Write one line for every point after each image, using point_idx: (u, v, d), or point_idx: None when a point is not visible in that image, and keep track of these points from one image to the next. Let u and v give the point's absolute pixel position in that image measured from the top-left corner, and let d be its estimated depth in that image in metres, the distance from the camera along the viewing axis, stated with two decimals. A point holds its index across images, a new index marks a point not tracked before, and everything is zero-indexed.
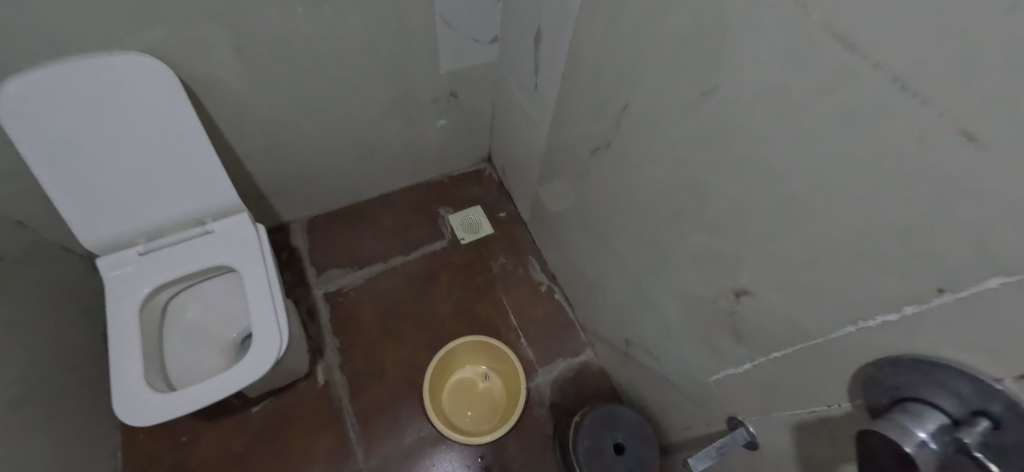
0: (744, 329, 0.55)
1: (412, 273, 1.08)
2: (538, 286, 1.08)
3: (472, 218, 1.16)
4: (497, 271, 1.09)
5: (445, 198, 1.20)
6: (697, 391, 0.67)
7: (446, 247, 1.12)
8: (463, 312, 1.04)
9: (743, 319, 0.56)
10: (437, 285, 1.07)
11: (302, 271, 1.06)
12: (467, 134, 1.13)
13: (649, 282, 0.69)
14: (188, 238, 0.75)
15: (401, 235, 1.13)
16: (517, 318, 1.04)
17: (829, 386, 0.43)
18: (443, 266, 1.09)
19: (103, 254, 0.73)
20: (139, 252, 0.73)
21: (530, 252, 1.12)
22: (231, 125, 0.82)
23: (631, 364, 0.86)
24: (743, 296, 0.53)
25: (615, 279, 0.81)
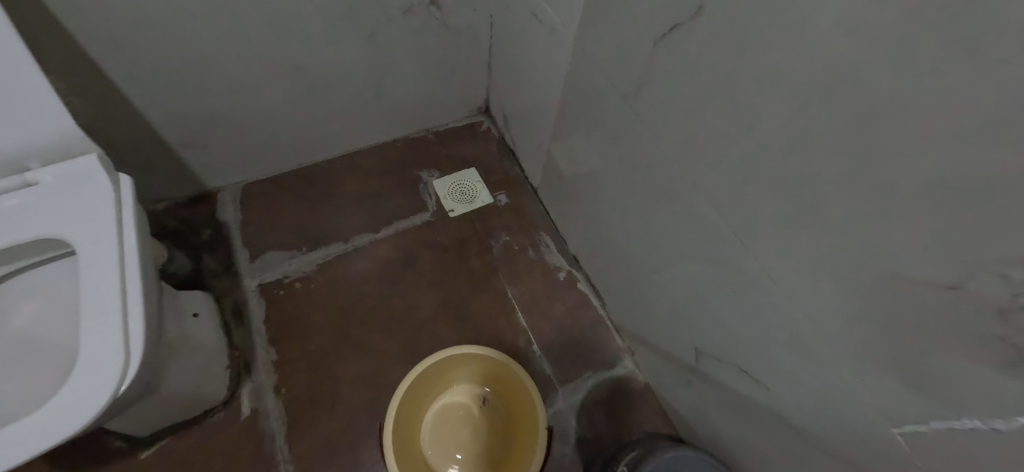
0: (955, 368, 0.25)
1: (382, 256, 0.79)
2: (553, 272, 0.79)
3: (465, 184, 0.87)
4: (498, 252, 0.80)
5: (429, 158, 0.90)
6: (845, 444, 0.39)
7: (429, 222, 0.83)
8: (452, 308, 0.75)
9: (936, 346, 0.26)
10: (416, 272, 0.78)
11: (230, 254, 0.77)
12: (455, 69, 0.84)
13: (752, 257, 0.41)
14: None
15: (369, 206, 0.84)
16: (525, 317, 0.75)
17: None
18: (424, 246, 0.80)
19: None
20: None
21: (542, 228, 0.84)
22: (80, 21, 0.53)
23: (698, 386, 0.57)
24: (958, 297, 0.23)
25: (680, 256, 0.52)
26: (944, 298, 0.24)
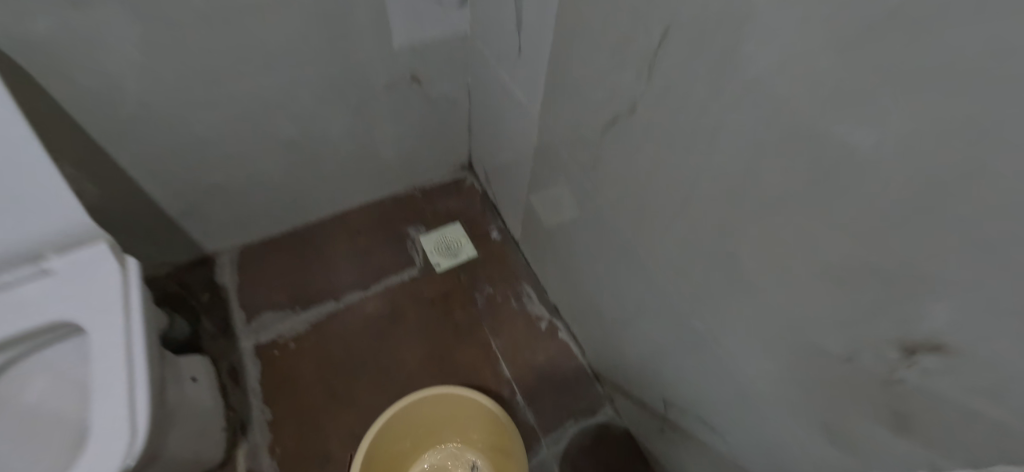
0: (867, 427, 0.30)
1: (372, 313, 0.83)
2: (535, 321, 0.83)
3: (450, 238, 0.92)
4: (482, 303, 0.85)
5: (416, 214, 0.96)
6: None
7: (416, 277, 0.88)
8: (439, 361, 0.79)
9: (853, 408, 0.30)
10: (404, 326, 0.82)
11: (227, 317, 0.81)
12: (437, 132, 0.90)
13: (699, 317, 0.45)
14: (12, 281, 0.51)
15: (359, 263, 0.89)
16: (509, 366, 0.79)
17: None
18: (411, 301, 0.85)
19: None
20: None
21: (524, 278, 0.88)
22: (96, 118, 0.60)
23: (671, 433, 0.60)
24: (857, 367, 0.28)
25: (643, 312, 0.56)
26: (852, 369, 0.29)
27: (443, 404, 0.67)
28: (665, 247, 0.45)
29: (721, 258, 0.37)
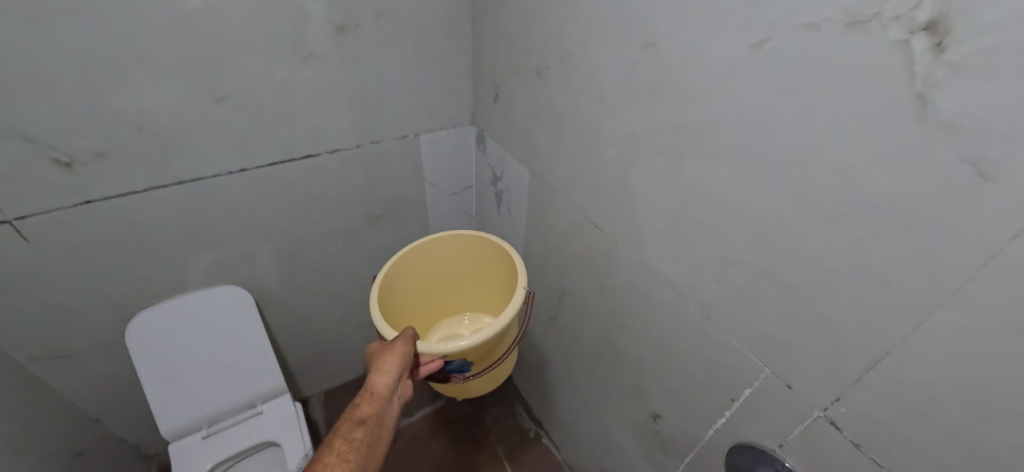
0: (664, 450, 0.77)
1: (416, 432, 1.25)
2: (526, 431, 1.25)
3: None
4: (490, 420, 1.27)
5: None
6: None
7: (444, 405, 1.31)
8: (464, 463, 1.19)
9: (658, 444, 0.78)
10: (438, 440, 1.23)
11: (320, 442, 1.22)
12: None
13: (606, 411, 0.91)
14: (242, 419, 1.00)
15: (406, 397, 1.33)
16: (510, 464, 1.19)
17: (713, 467, 0.66)
18: (442, 423, 1.27)
19: (174, 440, 0.95)
20: (206, 432, 0.97)
21: (517, 401, 1.32)
22: (281, 319, 1.12)
23: None
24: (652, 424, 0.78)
25: (584, 413, 1.01)
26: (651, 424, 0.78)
27: (475, 246, 0.81)
28: (587, 375, 0.94)
29: (606, 379, 0.87)
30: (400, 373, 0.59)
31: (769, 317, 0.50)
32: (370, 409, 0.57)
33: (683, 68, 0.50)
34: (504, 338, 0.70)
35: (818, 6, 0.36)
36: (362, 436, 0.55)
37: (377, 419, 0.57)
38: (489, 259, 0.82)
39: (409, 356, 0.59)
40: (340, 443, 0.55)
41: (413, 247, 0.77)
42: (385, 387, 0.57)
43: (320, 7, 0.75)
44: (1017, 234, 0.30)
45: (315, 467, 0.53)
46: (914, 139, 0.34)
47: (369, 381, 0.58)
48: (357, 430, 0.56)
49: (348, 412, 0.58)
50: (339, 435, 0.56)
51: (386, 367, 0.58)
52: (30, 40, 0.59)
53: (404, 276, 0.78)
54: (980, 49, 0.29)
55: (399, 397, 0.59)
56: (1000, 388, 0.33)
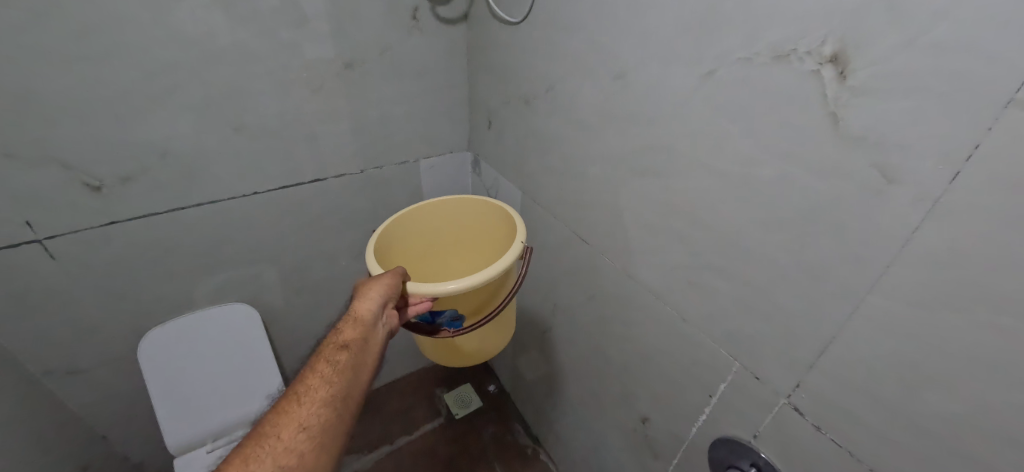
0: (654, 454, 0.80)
1: (415, 449, 1.26)
2: (524, 448, 1.26)
3: (464, 394, 1.40)
4: (488, 438, 1.29)
5: (440, 379, 1.46)
6: None
7: (442, 423, 1.33)
8: None
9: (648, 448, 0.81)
10: (437, 457, 1.25)
11: None
12: None
13: (598, 420, 0.94)
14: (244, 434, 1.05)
15: (404, 416, 1.34)
16: None
17: (699, 465, 0.69)
18: (440, 441, 1.28)
19: (178, 454, 1.00)
20: (208, 448, 1.01)
21: (514, 418, 1.34)
22: (285, 337, 1.16)
23: None
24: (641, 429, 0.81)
25: (579, 425, 1.04)
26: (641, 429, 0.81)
27: (472, 216, 0.79)
28: (579, 385, 0.98)
29: (597, 388, 0.90)
30: (385, 300, 0.56)
31: (735, 314, 0.55)
32: (354, 332, 0.53)
33: (649, 94, 0.58)
34: (498, 295, 0.67)
35: (751, 44, 0.44)
36: (344, 359, 0.51)
37: (361, 343, 0.53)
38: (486, 228, 0.78)
39: (395, 286, 0.57)
40: (322, 365, 0.51)
41: (409, 213, 0.74)
42: (369, 311, 0.54)
43: (331, 46, 0.84)
44: (918, 225, 0.37)
45: (297, 386, 0.50)
46: (831, 151, 0.41)
47: (353, 306, 0.55)
48: (340, 353, 0.52)
49: (331, 337, 0.54)
50: (321, 357, 0.52)
51: (370, 294, 0.55)
52: (76, 76, 0.67)
53: (400, 243, 0.74)
54: (871, 77, 0.37)
55: (385, 323, 0.55)
56: (921, 357, 0.39)
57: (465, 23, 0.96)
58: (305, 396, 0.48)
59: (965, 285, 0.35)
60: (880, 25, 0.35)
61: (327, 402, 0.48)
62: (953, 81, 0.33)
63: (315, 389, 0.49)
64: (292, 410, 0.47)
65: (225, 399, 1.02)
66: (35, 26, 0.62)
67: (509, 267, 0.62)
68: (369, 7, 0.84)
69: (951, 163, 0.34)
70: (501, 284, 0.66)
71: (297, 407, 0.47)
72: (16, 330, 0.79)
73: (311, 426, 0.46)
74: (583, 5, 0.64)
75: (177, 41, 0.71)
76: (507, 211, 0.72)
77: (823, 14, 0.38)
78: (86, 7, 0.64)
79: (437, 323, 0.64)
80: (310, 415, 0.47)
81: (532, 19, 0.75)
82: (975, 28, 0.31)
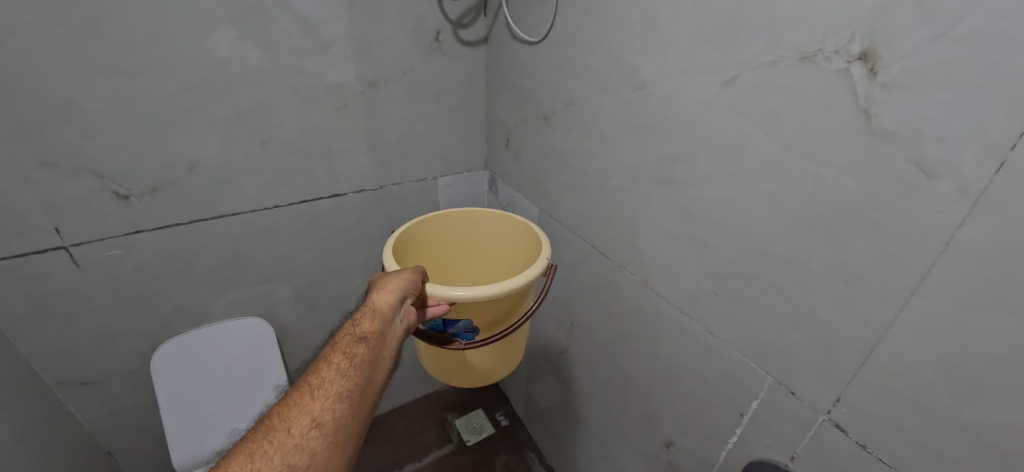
0: None
1: None
2: None
3: (475, 421, 1.36)
4: (500, 467, 1.23)
5: (451, 405, 1.42)
6: None
7: (452, 450, 1.28)
8: None
9: None
10: None
11: None
12: None
13: (619, 448, 0.90)
14: None
15: (414, 442, 1.30)
16: None
17: None
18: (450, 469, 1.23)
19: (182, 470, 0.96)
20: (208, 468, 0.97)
21: (527, 447, 1.28)
22: (297, 354, 1.15)
23: None
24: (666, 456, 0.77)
25: (597, 452, 0.99)
26: (666, 456, 0.77)
27: (490, 227, 0.79)
28: (597, 409, 0.94)
29: (617, 410, 0.87)
30: (404, 295, 0.55)
31: (768, 325, 0.53)
32: (372, 325, 0.52)
33: (670, 103, 0.58)
34: (516, 311, 0.66)
35: (775, 47, 0.45)
36: (361, 352, 0.50)
37: (378, 337, 0.52)
38: (504, 241, 0.78)
39: (414, 281, 0.57)
40: (338, 357, 0.50)
41: (429, 218, 0.74)
42: (388, 304, 0.53)
43: (355, 66, 0.87)
44: (961, 221, 0.35)
45: (310, 378, 0.48)
46: (864, 148, 0.40)
47: (371, 299, 0.54)
48: (357, 346, 0.51)
49: (347, 329, 0.53)
50: (336, 349, 0.51)
51: (390, 287, 0.55)
52: (114, 89, 0.70)
53: (417, 248, 0.73)
54: (903, 71, 0.37)
55: (403, 319, 0.55)
56: (976, 363, 0.37)
57: (484, 46, 0.99)
58: (320, 390, 0.47)
59: (1016, 284, 0.33)
60: (908, 19, 0.35)
61: (342, 398, 0.47)
62: (986, 72, 0.32)
63: (330, 383, 0.47)
64: (305, 403, 0.46)
65: (231, 414, 1.00)
66: (82, 42, 0.66)
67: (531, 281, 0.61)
68: (394, 30, 0.88)
69: (993, 154, 0.33)
70: (520, 300, 0.65)
71: (310, 400, 0.46)
72: (33, 338, 0.79)
73: (324, 422, 0.44)
74: (602, 21, 0.66)
75: (212, 58, 0.75)
76: (532, 226, 0.71)
77: (849, 13, 0.39)
78: (129, 24, 0.67)
79: (448, 333, 0.63)
80: (323, 410, 0.45)
81: (551, 38, 0.77)
82: (1007, 17, 0.31)
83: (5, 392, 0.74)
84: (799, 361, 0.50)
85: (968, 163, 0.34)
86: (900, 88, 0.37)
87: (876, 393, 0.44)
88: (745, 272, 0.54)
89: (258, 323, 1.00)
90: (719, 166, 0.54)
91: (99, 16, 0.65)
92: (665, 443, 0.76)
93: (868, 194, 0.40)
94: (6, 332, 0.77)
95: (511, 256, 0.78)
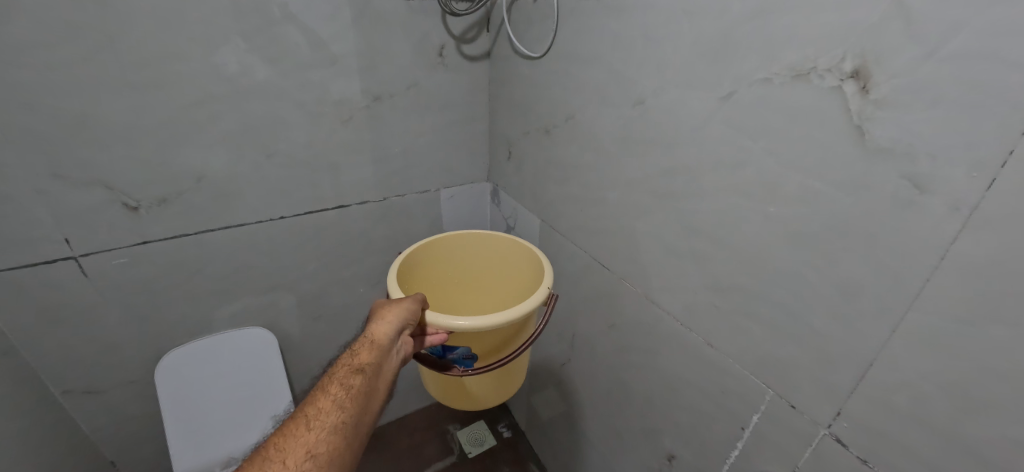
0: None
1: None
2: None
3: (477, 432, 1.35)
4: None
5: (453, 416, 1.41)
6: None
7: (454, 462, 1.27)
8: None
9: None
10: None
11: None
12: None
13: (621, 460, 0.89)
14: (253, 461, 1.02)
15: (416, 454, 1.30)
16: None
17: None
18: None
19: None
20: None
21: (528, 459, 1.27)
22: (300, 364, 1.15)
23: None
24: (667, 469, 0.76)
25: (599, 465, 0.98)
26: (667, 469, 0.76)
27: (498, 251, 0.79)
28: (599, 421, 0.93)
29: (619, 422, 0.87)
30: (403, 326, 0.56)
31: (769, 338, 0.53)
32: (370, 356, 0.53)
33: (668, 117, 0.59)
34: (515, 340, 0.66)
35: (769, 65, 0.46)
36: (358, 384, 0.51)
37: (375, 368, 0.52)
38: (512, 266, 0.78)
39: (414, 311, 0.57)
40: (335, 387, 0.50)
41: (437, 241, 0.75)
42: (386, 335, 0.54)
43: (360, 81, 0.89)
44: (954, 236, 0.36)
45: (307, 408, 0.49)
46: (858, 164, 0.41)
47: (370, 329, 0.55)
48: (354, 377, 0.51)
49: (346, 359, 0.54)
50: (334, 379, 0.51)
51: (389, 317, 0.55)
52: (126, 104, 0.72)
53: (424, 268, 0.75)
54: (894, 89, 0.37)
55: (400, 351, 0.55)
56: (973, 377, 0.37)
57: (487, 60, 1.01)
58: (315, 421, 0.47)
59: (1012, 298, 0.34)
60: (898, 39, 0.36)
61: (336, 430, 0.47)
62: (975, 91, 0.33)
63: (325, 415, 0.48)
64: (301, 434, 0.46)
65: (234, 424, 1.00)
66: (96, 58, 0.68)
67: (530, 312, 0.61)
68: (399, 46, 0.90)
69: (984, 171, 0.34)
70: (520, 330, 0.65)
71: (306, 432, 0.46)
72: (41, 346, 0.80)
73: (318, 454, 0.45)
74: (602, 37, 0.67)
75: (221, 73, 0.76)
76: (537, 253, 0.71)
77: (841, 32, 0.40)
78: (142, 41, 0.69)
79: (448, 358, 0.64)
80: (318, 441, 0.46)
81: (552, 53, 0.79)
82: (995, 37, 0.32)
83: (11, 400, 0.75)
84: (798, 374, 0.50)
85: (960, 179, 0.35)
86: (892, 106, 0.38)
87: (875, 406, 0.44)
88: (744, 285, 0.54)
89: (262, 333, 1.01)
90: (717, 180, 0.55)
91: (113, 34, 0.67)
92: (667, 456, 0.76)
93: (864, 208, 0.41)
94: (14, 341, 0.78)
95: (517, 281, 0.78)
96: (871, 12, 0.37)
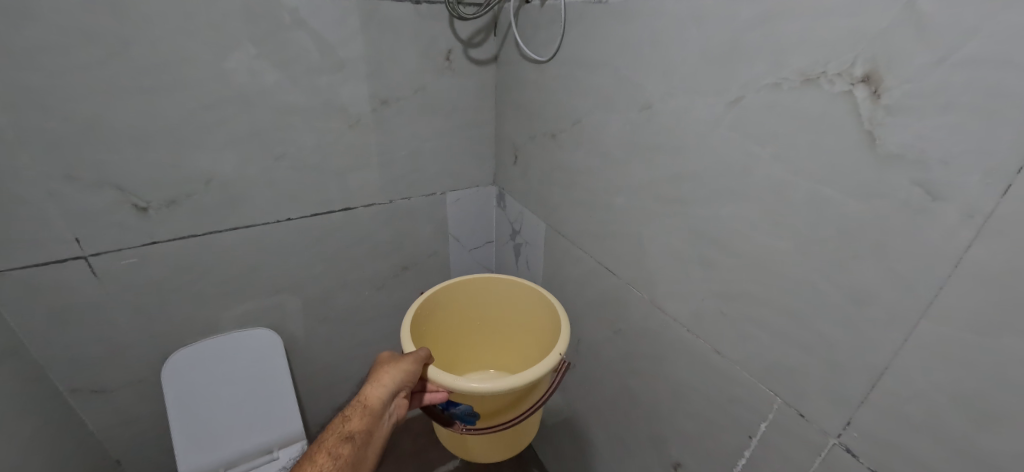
0: None
1: None
2: None
3: None
4: None
5: None
6: None
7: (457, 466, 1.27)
8: None
9: None
10: None
11: None
12: None
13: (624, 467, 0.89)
14: (258, 463, 1.01)
15: (419, 457, 1.30)
16: None
17: None
18: None
19: None
20: None
21: (532, 464, 1.27)
22: (305, 365, 1.16)
23: None
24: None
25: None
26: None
27: (517, 298, 0.79)
28: (603, 427, 0.93)
29: (623, 428, 0.86)
30: (396, 390, 0.59)
31: (777, 345, 0.52)
32: (361, 423, 0.57)
33: (675, 124, 0.59)
34: (518, 405, 0.64)
35: (778, 70, 0.46)
36: (347, 453, 0.54)
37: (365, 436, 0.56)
38: (532, 317, 0.78)
39: (411, 373, 0.60)
40: (322, 457, 0.53)
41: (458, 283, 0.77)
42: (379, 399, 0.58)
43: (368, 85, 0.90)
44: (968, 243, 0.35)
45: None
46: (869, 171, 0.40)
47: (364, 392, 0.59)
48: (343, 446, 0.54)
49: (337, 425, 0.57)
50: (322, 448, 0.54)
51: (383, 381, 0.59)
52: (137, 107, 0.73)
53: (443, 309, 0.76)
54: (905, 95, 0.37)
55: (391, 414, 0.59)
56: (984, 387, 0.36)
57: (494, 64, 1.01)
58: None
59: None
60: (909, 47, 0.36)
61: None
62: (989, 97, 0.32)
63: None
64: None
65: (240, 427, 0.99)
66: (108, 61, 0.69)
67: (532, 381, 0.59)
68: (407, 50, 0.90)
69: (999, 178, 0.33)
70: (522, 397, 0.63)
71: None
72: (51, 344, 0.81)
73: None
74: (610, 42, 0.67)
75: (230, 77, 0.77)
76: (557, 311, 0.70)
77: (851, 37, 0.39)
78: (154, 45, 0.70)
79: (449, 413, 0.64)
80: None
81: (559, 58, 0.79)
82: (1007, 42, 0.31)
83: (20, 397, 0.75)
84: (807, 379, 0.50)
85: (973, 185, 0.34)
86: (903, 113, 0.37)
87: (888, 416, 0.43)
88: (752, 292, 0.54)
89: (263, 333, 1.01)
90: (726, 184, 0.54)
91: (126, 38, 0.68)
92: (671, 463, 0.75)
93: (880, 210, 0.40)
94: (23, 339, 0.78)
95: (536, 332, 0.78)
96: (881, 18, 0.37)
